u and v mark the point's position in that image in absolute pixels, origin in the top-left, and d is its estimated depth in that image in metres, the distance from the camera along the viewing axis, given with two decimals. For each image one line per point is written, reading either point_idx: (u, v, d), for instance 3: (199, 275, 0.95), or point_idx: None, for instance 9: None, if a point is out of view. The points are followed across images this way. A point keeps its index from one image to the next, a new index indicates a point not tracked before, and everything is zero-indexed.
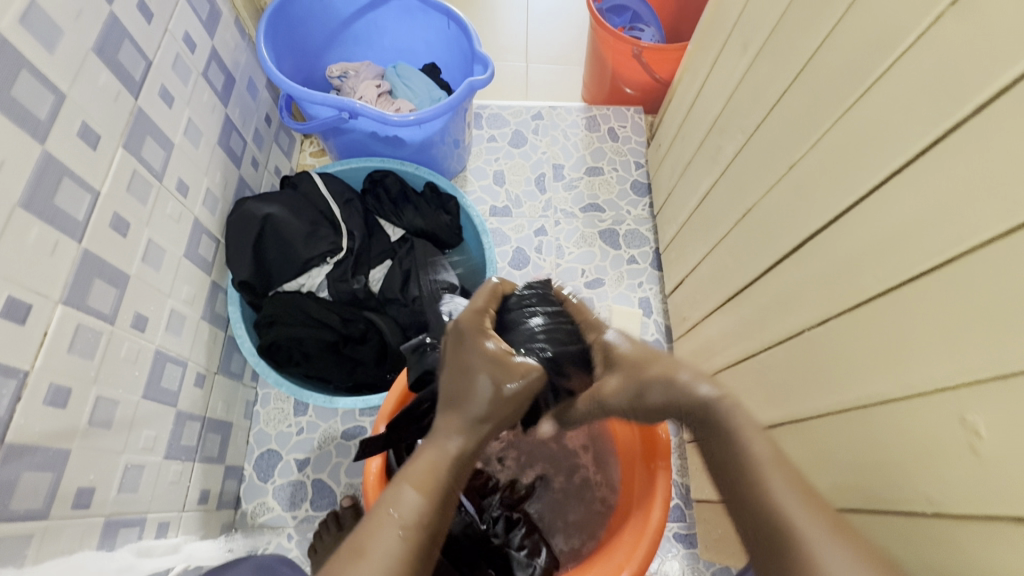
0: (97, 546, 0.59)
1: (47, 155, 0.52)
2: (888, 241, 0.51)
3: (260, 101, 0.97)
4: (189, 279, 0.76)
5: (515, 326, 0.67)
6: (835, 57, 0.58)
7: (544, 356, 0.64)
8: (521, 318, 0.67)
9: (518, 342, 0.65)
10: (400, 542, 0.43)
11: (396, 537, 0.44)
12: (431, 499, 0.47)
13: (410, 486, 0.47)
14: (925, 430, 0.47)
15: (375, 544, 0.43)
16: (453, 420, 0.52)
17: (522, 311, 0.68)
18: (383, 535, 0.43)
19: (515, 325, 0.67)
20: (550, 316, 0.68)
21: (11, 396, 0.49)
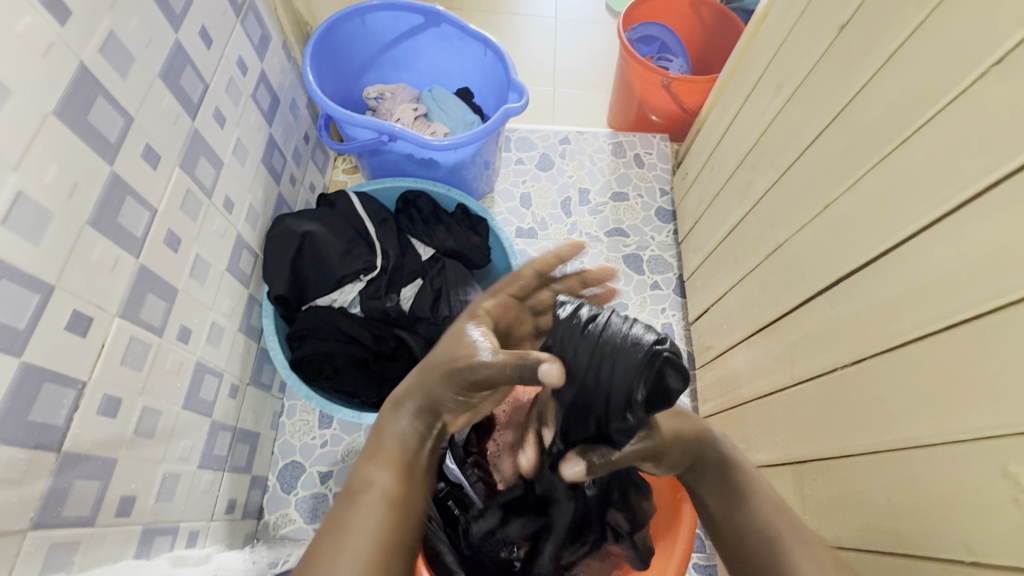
0: (135, 554, 0.60)
1: (114, 176, 0.55)
2: (928, 286, 0.52)
3: (301, 120, 1.00)
4: (230, 293, 0.78)
5: (597, 349, 0.50)
6: (877, 104, 0.60)
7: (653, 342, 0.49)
8: (566, 340, 0.52)
9: (627, 356, 0.49)
10: (378, 513, 0.49)
11: (374, 508, 0.49)
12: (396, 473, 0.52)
13: (369, 468, 0.52)
14: (964, 479, 0.47)
15: (356, 522, 0.48)
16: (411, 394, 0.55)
17: (574, 337, 0.52)
18: (348, 514, 0.49)
19: (586, 348, 0.51)
20: (606, 313, 0.53)
21: (70, 405, 0.51)
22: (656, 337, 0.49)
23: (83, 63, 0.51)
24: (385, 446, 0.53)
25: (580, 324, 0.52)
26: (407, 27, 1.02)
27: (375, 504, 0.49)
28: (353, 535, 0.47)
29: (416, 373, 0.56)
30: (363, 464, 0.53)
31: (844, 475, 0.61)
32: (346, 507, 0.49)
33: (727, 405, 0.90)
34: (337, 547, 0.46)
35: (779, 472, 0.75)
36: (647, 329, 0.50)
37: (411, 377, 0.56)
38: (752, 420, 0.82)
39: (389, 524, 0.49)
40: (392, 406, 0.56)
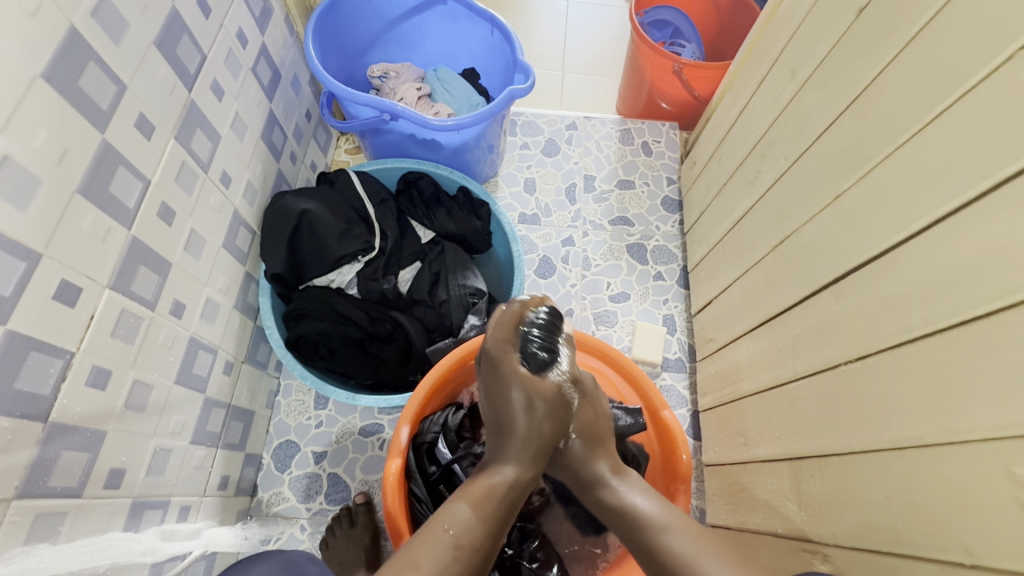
0: (123, 527, 0.60)
1: (106, 144, 0.54)
2: (941, 281, 0.50)
3: (303, 97, 0.99)
4: (226, 270, 0.77)
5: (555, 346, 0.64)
6: (894, 91, 0.57)
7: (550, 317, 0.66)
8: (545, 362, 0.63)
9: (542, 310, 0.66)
10: (453, 559, 0.49)
11: (450, 553, 0.49)
12: (483, 521, 0.52)
13: (465, 504, 0.53)
14: (967, 481, 0.45)
15: (427, 556, 0.48)
16: (508, 450, 0.58)
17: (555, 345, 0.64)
18: (435, 548, 0.49)
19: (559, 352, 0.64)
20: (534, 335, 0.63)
21: (57, 374, 0.50)
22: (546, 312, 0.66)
23: (73, 26, 0.49)
24: (486, 501, 0.54)
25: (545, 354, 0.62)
26: (413, 4, 1.00)
27: (467, 555, 0.50)
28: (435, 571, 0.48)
29: (522, 428, 0.59)
30: (465, 503, 0.53)
31: (842, 472, 0.60)
32: (439, 541, 0.50)
33: (726, 398, 0.89)
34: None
35: (775, 468, 0.74)
36: (537, 320, 0.65)
37: (523, 437, 0.59)
38: (750, 414, 0.81)
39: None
40: (493, 468, 0.57)
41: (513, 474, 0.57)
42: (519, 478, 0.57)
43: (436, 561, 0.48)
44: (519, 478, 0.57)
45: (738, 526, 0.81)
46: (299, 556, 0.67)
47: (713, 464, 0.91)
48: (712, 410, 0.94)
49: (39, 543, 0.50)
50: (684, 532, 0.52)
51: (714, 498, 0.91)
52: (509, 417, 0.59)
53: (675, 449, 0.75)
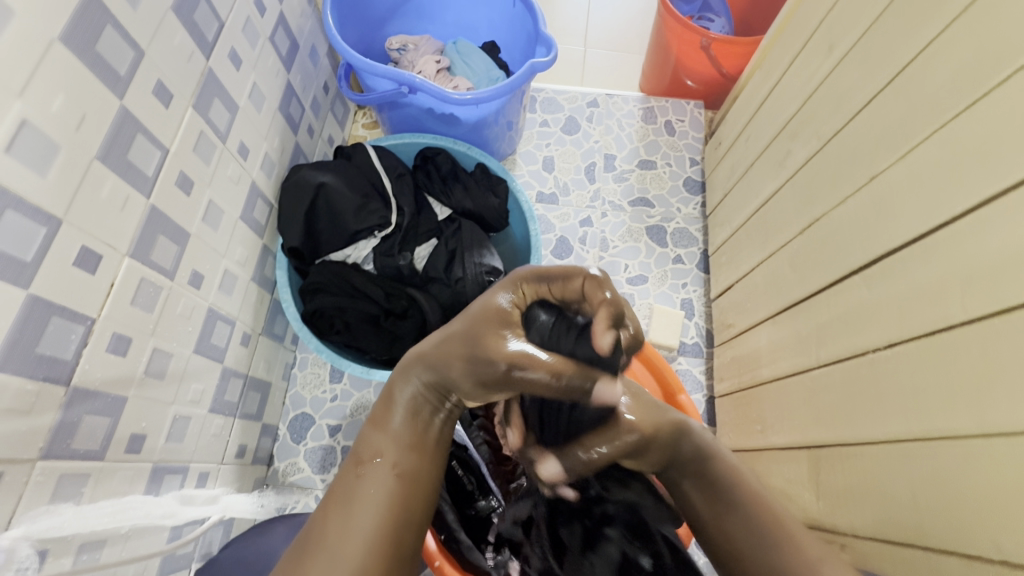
0: (143, 490, 0.62)
1: (124, 111, 0.53)
2: (981, 270, 0.47)
3: (321, 69, 0.97)
4: (243, 242, 0.77)
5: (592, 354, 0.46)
6: (942, 66, 0.54)
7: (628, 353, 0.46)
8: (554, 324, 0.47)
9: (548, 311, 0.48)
10: (358, 479, 0.49)
11: (355, 475, 0.50)
12: (387, 435, 0.51)
13: (371, 429, 0.52)
14: (1000, 475, 0.43)
15: (339, 487, 0.49)
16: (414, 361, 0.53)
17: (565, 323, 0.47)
18: (344, 480, 0.50)
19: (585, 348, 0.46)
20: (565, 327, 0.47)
21: (79, 340, 0.51)
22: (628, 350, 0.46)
23: None
24: (391, 426, 0.51)
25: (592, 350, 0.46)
26: None
27: (384, 479, 0.49)
28: (362, 514, 0.47)
29: (421, 350, 0.53)
30: (372, 436, 0.51)
31: (865, 464, 0.59)
32: (357, 486, 0.49)
33: (744, 385, 0.88)
34: (326, 510, 0.48)
35: (792, 456, 0.72)
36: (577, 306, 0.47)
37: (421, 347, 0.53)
38: (768, 402, 0.79)
39: (399, 501, 0.49)
40: (399, 381, 0.52)
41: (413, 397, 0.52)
42: (431, 386, 0.51)
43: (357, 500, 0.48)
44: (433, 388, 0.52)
45: None
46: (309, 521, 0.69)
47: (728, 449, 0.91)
48: (728, 396, 0.93)
49: (63, 503, 0.51)
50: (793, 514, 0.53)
51: None
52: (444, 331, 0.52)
53: None
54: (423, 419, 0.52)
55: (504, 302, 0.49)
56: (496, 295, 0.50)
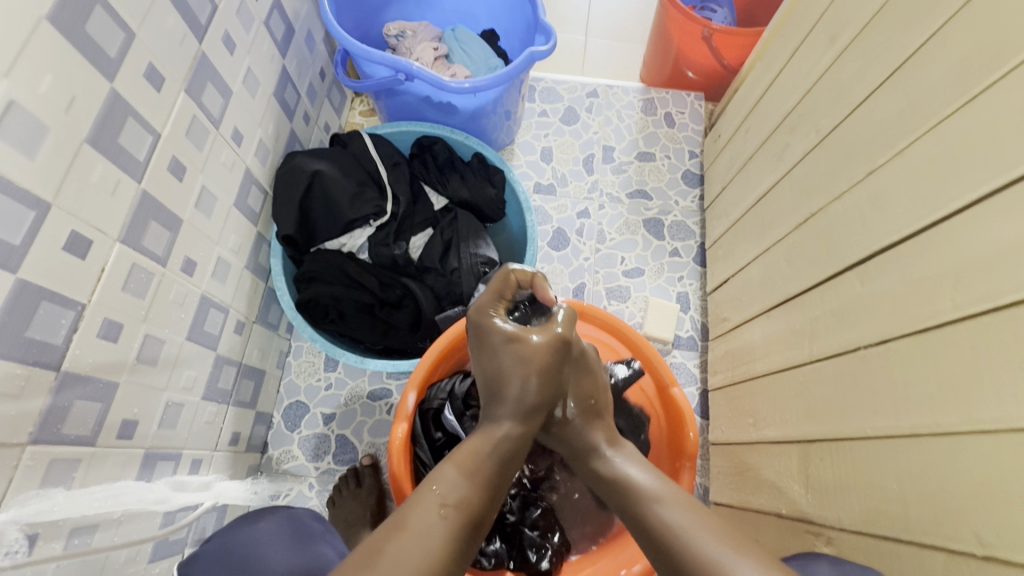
0: (136, 476, 0.62)
1: (115, 94, 0.53)
2: (975, 266, 0.47)
3: (317, 55, 0.96)
4: (237, 229, 0.77)
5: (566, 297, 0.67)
6: (942, 60, 0.54)
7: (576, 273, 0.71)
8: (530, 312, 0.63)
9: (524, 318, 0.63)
10: (439, 518, 0.44)
11: (436, 513, 0.44)
12: (471, 482, 0.48)
13: (452, 468, 0.49)
14: (987, 471, 0.44)
15: (415, 518, 0.43)
16: (501, 407, 0.54)
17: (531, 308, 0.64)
18: (422, 508, 0.44)
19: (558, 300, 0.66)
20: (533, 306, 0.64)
21: (68, 326, 0.51)
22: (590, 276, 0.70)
23: None
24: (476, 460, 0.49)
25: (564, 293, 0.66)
26: None
27: (456, 516, 0.45)
28: (427, 544, 0.42)
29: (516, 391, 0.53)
30: (451, 466, 0.49)
31: (855, 459, 0.59)
32: (429, 507, 0.45)
33: (737, 378, 0.88)
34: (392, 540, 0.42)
35: (783, 450, 0.73)
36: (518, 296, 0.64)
37: (519, 395, 0.54)
38: (761, 396, 0.80)
39: (460, 542, 0.44)
40: (486, 428, 0.53)
41: (498, 443, 0.51)
42: (516, 431, 0.53)
43: (426, 523, 0.43)
44: (517, 436, 0.53)
45: (744, 505, 0.81)
46: (302, 513, 0.69)
47: (721, 442, 0.91)
48: (722, 389, 0.93)
49: (53, 487, 0.51)
50: (678, 506, 0.46)
51: (719, 477, 0.91)
52: (493, 373, 0.55)
53: (682, 428, 0.73)
54: (504, 467, 0.50)
55: (503, 326, 0.57)
56: (493, 321, 0.58)
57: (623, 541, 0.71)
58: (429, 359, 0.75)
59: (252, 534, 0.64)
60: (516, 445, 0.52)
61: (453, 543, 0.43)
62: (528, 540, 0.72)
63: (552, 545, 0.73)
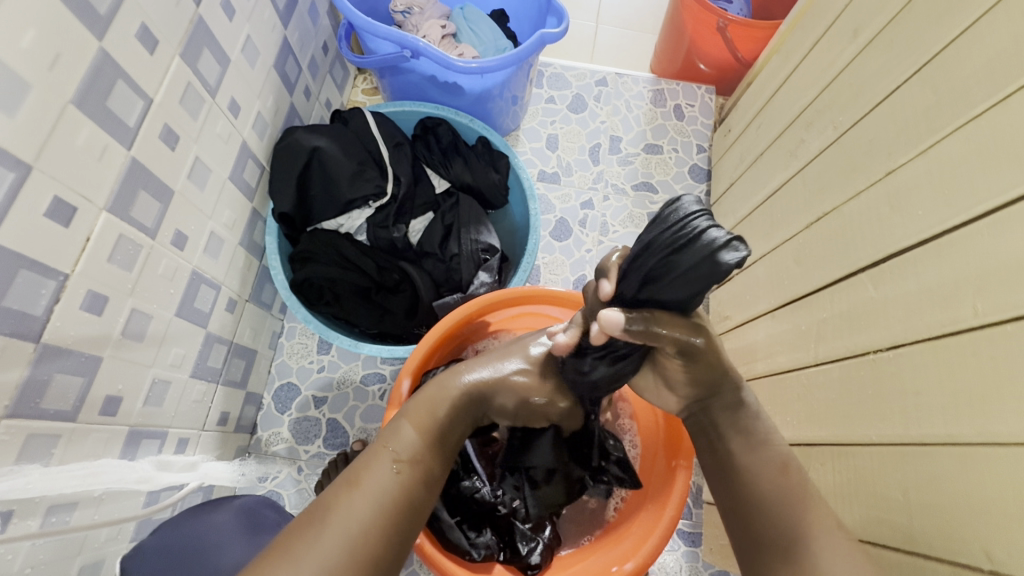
0: (120, 455, 0.60)
1: (104, 54, 0.50)
2: (999, 271, 0.45)
3: (320, 28, 0.93)
4: (231, 204, 0.74)
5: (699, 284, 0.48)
6: (974, 57, 0.51)
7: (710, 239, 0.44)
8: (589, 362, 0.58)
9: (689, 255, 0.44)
10: (393, 476, 0.49)
11: (391, 471, 0.49)
12: (426, 439, 0.52)
13: (410, 427, 0.53)
14: (1000, 484, 0.42)
15: (369, 476, 0.48)
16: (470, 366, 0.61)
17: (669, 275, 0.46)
18: (379, 468, 0.49)
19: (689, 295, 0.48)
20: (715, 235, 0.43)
21: (50, 296, 0.48)
22: (740, 255, 0.40)
23: None
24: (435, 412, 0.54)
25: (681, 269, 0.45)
26: None
27: (409, 470, 0.50)
28: (365, 498, 0.46)
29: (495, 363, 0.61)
30: (410, 428, 0.53)
31: (858, 465, 0.58)
32: (383, 464, 0.49)
33: None
34: (332, 508, 0.46)
35: None
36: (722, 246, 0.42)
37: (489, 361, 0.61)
38: (762, 396, 0.78)
39: (414, 490, 0.49)
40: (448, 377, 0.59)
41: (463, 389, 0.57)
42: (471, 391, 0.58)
43: (378, 478, 0.48)
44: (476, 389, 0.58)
45: None
46: (252, 502, 0.66)
47: None
48: None
49: (29, 463, 0.49)
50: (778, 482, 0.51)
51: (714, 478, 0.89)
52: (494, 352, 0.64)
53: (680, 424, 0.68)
54: (457, 416, 0.56)
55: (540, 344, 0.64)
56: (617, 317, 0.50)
57: (621, 531, 0.71)
58: (427, 341, 0.73)
59: (215, 517, 0.63)
60: (468, 401, 0.57)
61: (404, 495, 0.48)
62: (518, 533, 0.71)
63: (543, 539, 0.72)
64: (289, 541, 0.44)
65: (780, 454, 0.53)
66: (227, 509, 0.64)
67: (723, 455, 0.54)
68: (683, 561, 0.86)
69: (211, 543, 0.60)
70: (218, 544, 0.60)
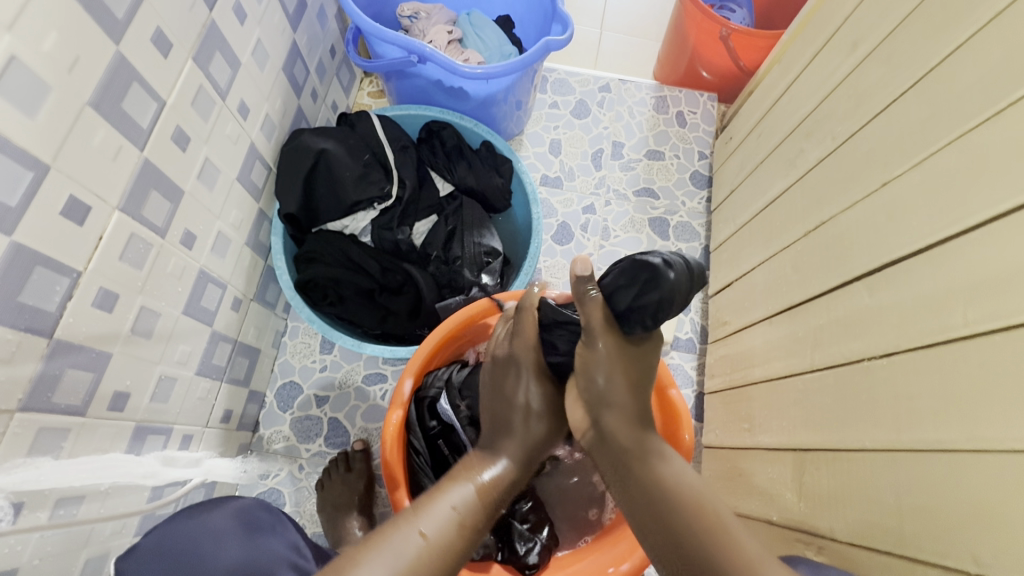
0: (125, 449, 0.61)
1: (120, 57, 0.51)
2: (990, 281, 0.46)
3: (328, 32, 0.94)
4: (239, 204, 0.76)
5: (636, 305, 0.50)
6: (970, 72, 0.53)
7: (677, 278, 0.48)
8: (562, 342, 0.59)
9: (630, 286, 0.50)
10: (457, 537, 0.47)
11: (455, 530, 0.47)
12: (485, 504, 0.50)
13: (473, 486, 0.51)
14: (990, 489, 0.43)
15: (436, 532, 0.46)
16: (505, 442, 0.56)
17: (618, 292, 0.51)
18: (442, 521, 0.47)
19: (624, 308, 0.51)
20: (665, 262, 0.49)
21: (63, 293, 0.50)
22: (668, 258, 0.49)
23: None
24: (498, 482, 0.53)
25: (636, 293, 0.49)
26: None
27: (469, 535, 0.48)
28: (430, 551, 0.44)
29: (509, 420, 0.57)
30: (472, 485, 0.51)
31: (853, 470, 0.59)
32: (445, 516, 0.47)
33: (735, 382, 0.87)
34: (398, 550, 0.43)
35: (778, 457, 0.73)
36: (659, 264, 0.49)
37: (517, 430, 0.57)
38: (759, 401, 0.79)
39: (465, 553, 0.48)
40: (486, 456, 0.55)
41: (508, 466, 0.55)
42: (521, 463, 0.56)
43: (441, 530, 0.46)
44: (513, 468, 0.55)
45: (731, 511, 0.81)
46: (251, 505, 0.66)
47: (714, 446, 0.91)
48: (718, 392, 0.93)
49: (40, 456, 0.50)
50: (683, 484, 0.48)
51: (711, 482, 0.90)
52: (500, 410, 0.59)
53: (677, 428, 0.73)
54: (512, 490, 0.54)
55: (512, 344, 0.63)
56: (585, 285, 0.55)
57: (617, 533, 0.72)
58: (431, 343, 0.74)
59: (213, 518, 0.61)
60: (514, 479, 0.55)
61: (460, 554, 0.47)
62: (517, 532, 0.72)
63: (541, 539, 0.73)
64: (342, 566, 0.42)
65: (693, 489, 0.48)
66: (225, 509, 0.63)
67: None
68: None
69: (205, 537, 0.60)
70: (214, 540, 0.60)
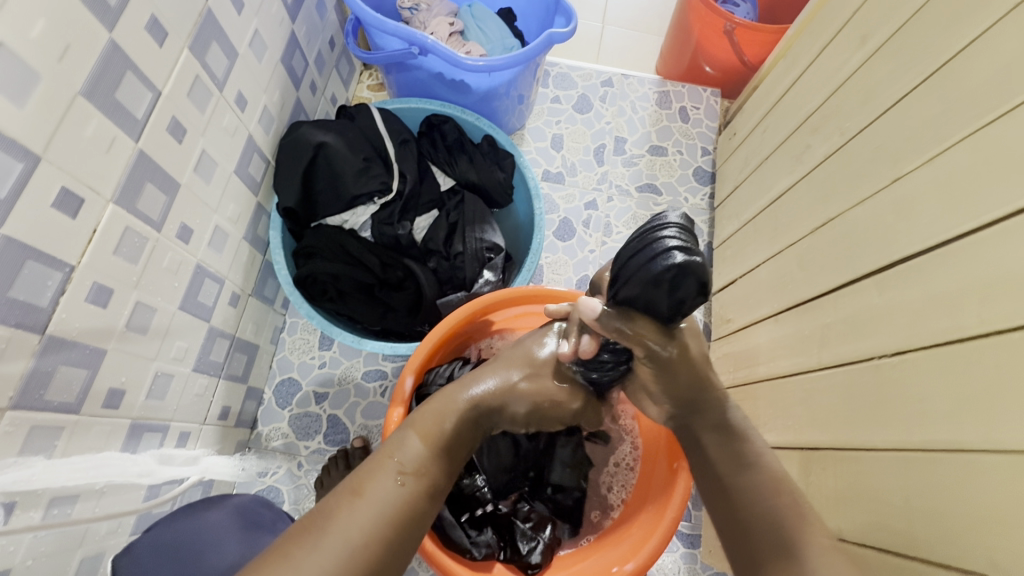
0: (121, 448, 0.60)
1: (114, 45, 0.50)
2: (1004, 280, 0.45)
3: (327, 23, 0.92)
4: (236, 198, 0.74)
5: (676, 301, 0.43)
6: (984, 66, 0.52)
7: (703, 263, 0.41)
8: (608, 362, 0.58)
9: (656, 290, 0.43)
10: (398, 486, 0.49)
11: (395, 481, 0.49)
12: (432, 450, 0.53)
13: (416, 437, 0.53)
14: (1006, 491, 0.42)
15: (374, 485, 0.48)
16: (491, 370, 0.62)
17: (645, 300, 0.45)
18: (382, 476, 0.49)
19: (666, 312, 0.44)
20: (679, 250, 0.41)
21: (55, 288, 0.48)
22: (676, 249, 0.41)
23: None
24: (440, 432, 0.54)
25: (669, 295, 0.43)
26: None
27: (414, 481, 0.50)
28: (368, 505, 0.47)
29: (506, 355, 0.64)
30: (416, 437, 0.53)
31: (861, 469, 0.58)
32: (387, 473, 0.50)
33: (739, 380, 0.87)
34: (334, 512, 0.46)
35: (784, 456, 0.72)
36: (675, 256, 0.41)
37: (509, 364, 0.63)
38: (763, 399, 0.79)
39: (415, 501, 0.49)
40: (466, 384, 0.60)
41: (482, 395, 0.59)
42: (480, 401, 0.59)
43: (382, 491, 0.48)
44: (493, 393, 0.60)
45: None
46: (251, 502, 0.66)
47: None
48: None
49: (33, 455, 0.49)
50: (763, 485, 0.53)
51: None
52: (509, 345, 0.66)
53: None
54: (461, 438, 0.56)
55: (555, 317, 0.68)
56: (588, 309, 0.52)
57: (622, 533, 0.71)
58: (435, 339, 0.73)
59: (210, 516, 0.62)
60: (474, 414, 0.58)
61: (406, 509, 0.48)
62: (519, 531, 0.72)
63: (543, 538, 0.72)
64: (288, 545, 0.44)
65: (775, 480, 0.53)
66: (225, 507, 0.64)
67: (730, 454, 0.56)
68: (682, 562, 0.87)
69: (204, 538, 0.60)
70: (215, 540, 0.60)
